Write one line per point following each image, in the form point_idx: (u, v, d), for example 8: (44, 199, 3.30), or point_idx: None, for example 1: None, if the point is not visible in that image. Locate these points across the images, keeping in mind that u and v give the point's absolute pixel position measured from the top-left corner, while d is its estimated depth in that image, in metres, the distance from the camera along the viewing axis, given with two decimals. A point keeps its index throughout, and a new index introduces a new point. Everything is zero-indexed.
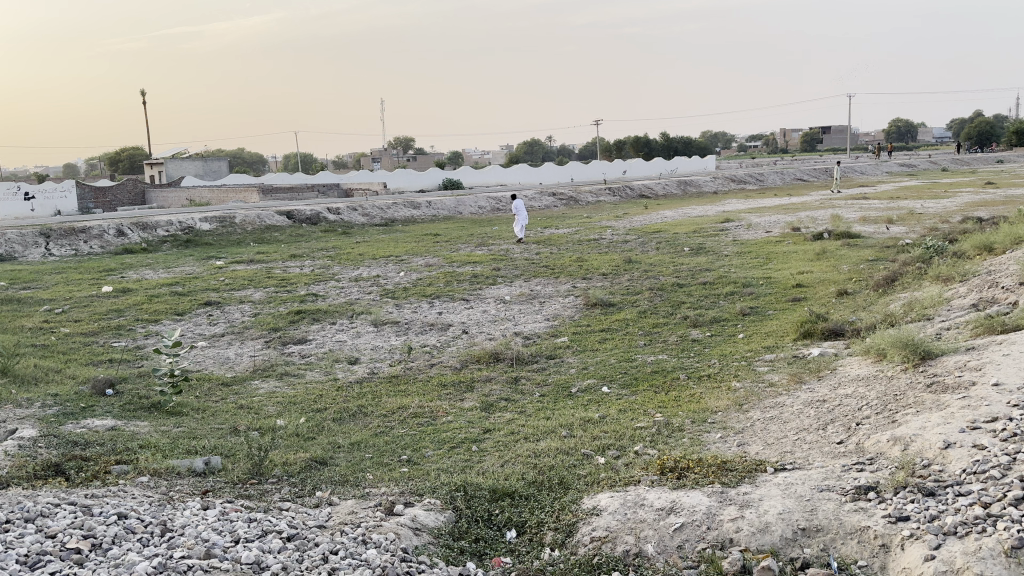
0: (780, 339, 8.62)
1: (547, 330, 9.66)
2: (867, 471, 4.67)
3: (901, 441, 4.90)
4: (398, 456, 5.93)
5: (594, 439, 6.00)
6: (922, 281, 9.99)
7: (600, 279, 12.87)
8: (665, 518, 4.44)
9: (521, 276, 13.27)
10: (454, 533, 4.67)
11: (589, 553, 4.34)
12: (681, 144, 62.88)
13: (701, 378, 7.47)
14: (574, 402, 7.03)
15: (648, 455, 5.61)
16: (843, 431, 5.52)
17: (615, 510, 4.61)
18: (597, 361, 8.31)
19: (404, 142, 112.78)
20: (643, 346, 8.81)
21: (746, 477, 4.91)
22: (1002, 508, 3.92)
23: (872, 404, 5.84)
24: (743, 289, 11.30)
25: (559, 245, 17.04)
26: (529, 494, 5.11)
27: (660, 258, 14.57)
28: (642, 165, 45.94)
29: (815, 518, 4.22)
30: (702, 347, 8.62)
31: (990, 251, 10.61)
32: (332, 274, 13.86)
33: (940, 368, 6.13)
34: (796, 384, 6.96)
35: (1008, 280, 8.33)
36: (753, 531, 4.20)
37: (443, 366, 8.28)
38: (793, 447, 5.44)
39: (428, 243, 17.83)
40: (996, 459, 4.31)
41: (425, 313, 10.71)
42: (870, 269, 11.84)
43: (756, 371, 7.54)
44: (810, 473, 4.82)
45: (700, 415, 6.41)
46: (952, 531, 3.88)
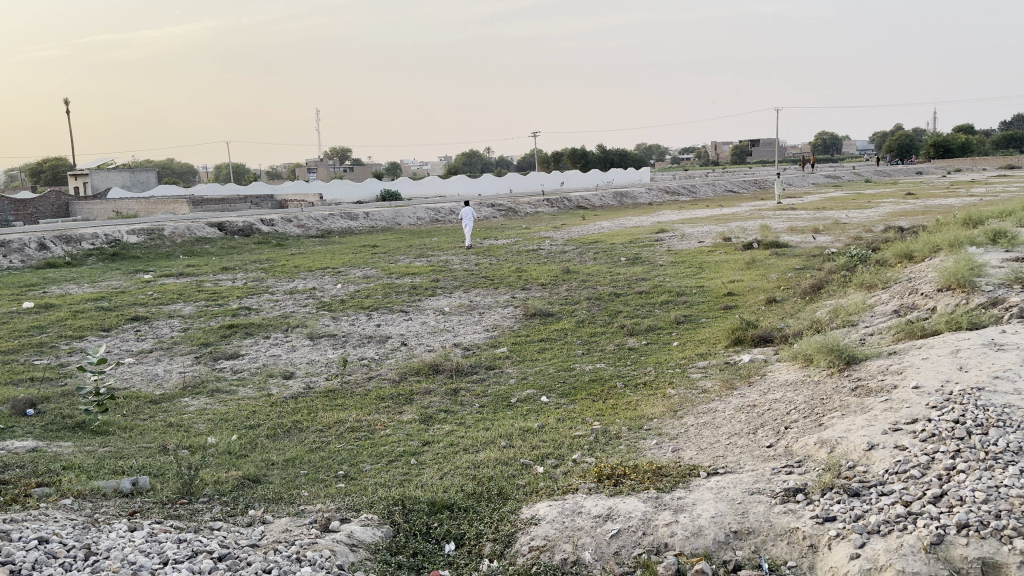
0: (713, 345, 8.81)
1: (487, 341, 9.66)
2: (795, 474, 4.80)
3: (827, 444, 5.06)
4: (334, 471, 5.83)
5: (533, 449, 6.02)
6: (847, 288, 10.35)
7: (539, 289, 12.95)
8: (602, 524, 4.47)
9: (460, 287, 13.24)
10: (391, 548, 4.61)
11: (528, 562, 4.33)
12: (618, 156, 63.84)
13: (638, 386, 7.58)
14: (513, 412, 7.04)
15: (586, 462, 5.65)
16: (772, 435, 5.66)
17: (553, 519, 4.63)
18: (536, 371, 8.35)
19: (341, 154, 111.14)
20: (582, 355, 8.89)
21: (680, 482, 4.99)
22: (922, 506, 4.06)
23: (800, 408, 6.02)
24: (678, 297, 11.52)
25: (498, 256, 17.06)
26: (468, 506, 5.08)
27: (597, 268, 14.74)
28: (579, 176, 46.38)
29: (747, 521, 4.32)
30: (638, 355, 8.74)
31: (910, 259, 11.06)
32: (266, 287, 13.60)
33: (864, 372, 6.36)
34: (728, 390, 7.11)
35: (927, 287, 8.68)
36: (687, 535, 4.26)
37: (381, 379, 8.19)
38: (726, 451, 5.56)
39: (365, 255, 17.67)
40: (916, 459, 4.48)
41: (362, 325, 10.60)
42: (797, 278, 12.21)
43: (690, 377, 7.69)
44: (741, 477, 4.93)
45: (636, 422, 6.49)
46: (876, 530, 4.00)
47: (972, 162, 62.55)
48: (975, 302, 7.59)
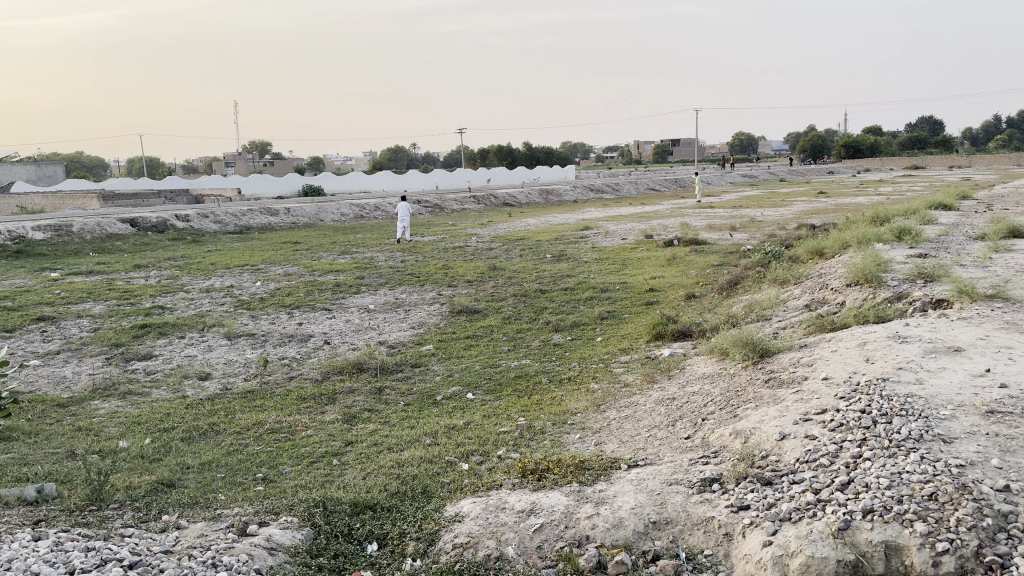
0: (635, 340, 8.98)
1: (412, 338, 9.60)
2: (712, 464, 4.94)
3: (741, 435, 5.22)
4: (253, 474, 5.69)
5: (458, 446, 6.01)
6: (762, 284, 10.70)
7: (465, 286, 12.93)
8: (525, 519, 4.50)
9: (385, 285, 13.11)
10: (312, 550, 4.52)
11: (451, 560, 4.30)
12: (543, 154, 64.29)
13: (562, 381, 7.65)
14: (439, 410, 7.01)
15: (511, 458, 5.68)
16: (690, 426, 5.81)
17: (477, 515, 4.62)
18: (462, 368, 8.34)
19: (261, 147, 108.24)
20: (507, 351, 8.92)
21: (602, 475, 5.06)
22: (830, 494, 4.21)
23: (716, 400, 6.20)
24: (602, 294, 11.68)
25: (423, 253, 16.95)
26: (391, 505, 5.03)
27: (523, 265, 14.82)
28: (505, 173, 46.47)
29: (665, 511, 4.41)
30: (563, 351, 8.83)
31: (821, 256, 11.51)
32: (182, 285, 13.16)
33: (777, 365, 6.60)
34: (649, 383, 7.27)
35: (836, 282, 9.05)
36: (608, 527, 4.32)
37: (302, 379, 8.03)
38: (646, 444, 5.68)
39: (286, 251, 17.30)
40: (825, 448, 4.65)
41: (283, 324, 10.38)
42: (716, 273, 12.55)
43: (613, 372, 7.81)
44: (660, 468, 5.04)
45: (560, 417, 6.56)
46: (787, 517, 4.13)
47: (879, 163, 65.49)
48: (882, 296, 7.95)
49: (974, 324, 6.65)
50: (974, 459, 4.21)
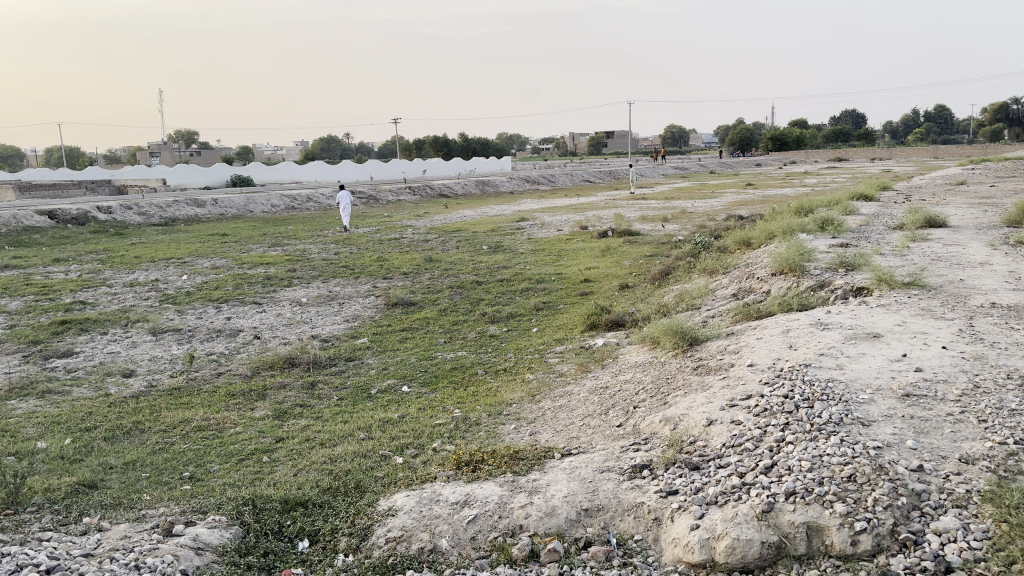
0: (569, 330, 9.06)
1: (346, 331, 9.48)
2: (642, 451, 5.02)
3: (671, 421, 5.33)
4: (179, 473, 5.54)
5: (393, 439, 5.97)
6: (692, 273, 10.93)
7: (401, 277, 12.83)
8: (459, 511, 4.48)
9: (318, 277, 12.90)
10: (241, 549, 4.42)
11: (384, 554, 4.25)
12: (479, 144, 64.17)
13: (497, 372, 7.67)
14: (373, 403, 6.94)
15: (446, 450, 5.66)
16: (622, 415, 5.90)
17: (411, 509, 4.59)
18: (397, 360, 8.27)
19: (188, 137, 105.02)
20: (443, 343, 8.89)
21: (536, 464, 5.10)
22: (754, 477, 4.31)
23: (647, 388, 6.31)
24: (537, 285, 11.74)
25: (358, 245, 16.75)
26: (323, 502, 4.96)
27: (460, 256, 14.78)
28: (441, 164, 46.19)
29: (597, 498, 4.46)
30: (498, 342, 8.84)
31: (748, 245, 11.82)
32: (104, 279, 12.70)
33: (705, 353, 6.76)
34: (582, 372, 7.35)
35: (762, 271, 9.30)
36: (541, 516, 4.35)
37: (231, 375, 7.85)
38: (579, 432, 5.73)
39: (214, 244, 16.86)
40: (750, 433, 4.77)
41: (211, 318, 10.12)
42: (648, 264, 12.75)
43: (548, 362, 7.86)
44: (592, 456, 5.10)
45: (495, 408, 6.57)
46: (714, 501, 4.21)
47: (804, 155, 67.35)
48: (805, 285, 8.21)
49: (891, 311, 6.92)
50: (890, 440, 4.38)
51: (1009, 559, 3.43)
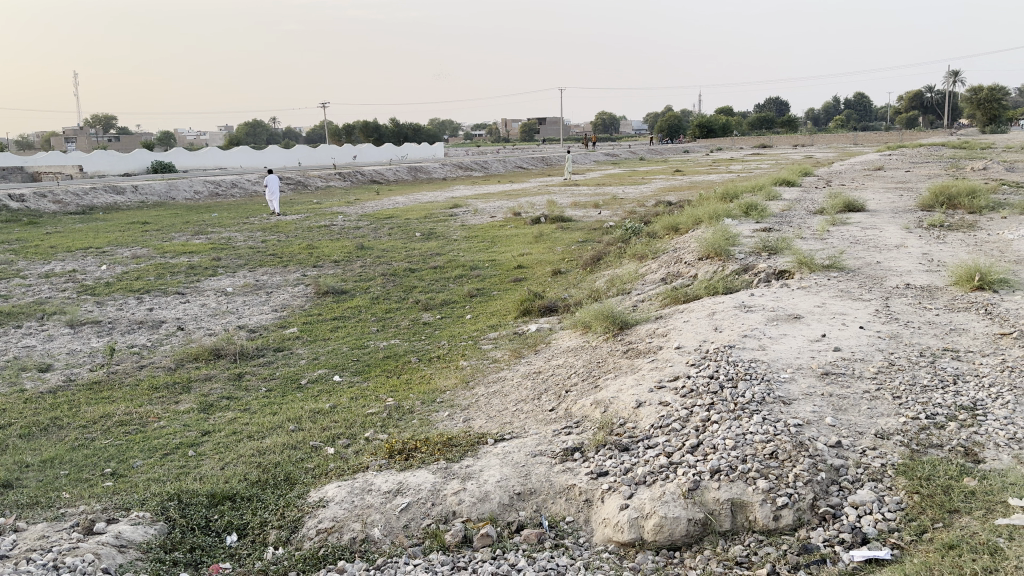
0: (503, 317, 9.08)
1: (275, 321, 9.30)
2: (574, 434, 5.09)
3: (601, 404, 5.41)
4: (100, 470, 5.35)
5: (323, 430, 5.89)
6: (623, 259, 11.09)
7: (331, 265, 12.64)
8: (392, 500, 4.45)
9: (244, 266, 12.61)
10: (166, 545, 4.29)
11: (315, 546, 4.19)
12: (411, 130, 63.55)
13: (431, 360, 7.65)
14: (304, 394, 6.84)
15: (378, 439, 5.62)
16: (555, 399, 5.97)
17: (342, 499, 4.54)
18: (327, 350, 8.16)
19: (105, 122, 100.99)
20: (376, 331, 8.81)
21: (469, 450, 5.11)
22: (681, 456, 4.41)
23: (579, 372, 6.40)
24: (470, 272, 11.71)
25: (286, 232, 16.42)
26: (251, 495, 4.87)
27: (392, 243, 14.66)
28: (371, 150, 45.56)
29: (529, 482, 4.50)
30: (432, 329, 8.81)
31: (677, 231, 12.05)
32: (16, 270, 12.14)
33: (635, 336, 6.88)
34: (516, 358, 7.40)
35: (689, 256, 9.50)
36: (474, 502, 4.36)
37: (154, 367, 7.62)
38: (513, 418, 5.76)
39: (134, 232, 16.28)
40: (677, 413, 4.88)
41: (132, 310, 9.79)
42: (580, 249, 12.89)
43: (481, 349, 7.87)
44: (524, 441, 5.14)
45: (429, 395, 6.55)
46: (642, 481, 4.29)
47: (730, 142, 68.84)
48: (730, 268, 8.42)
49: (812, 293, 7.16)
50: (810, 418, 4.54)
51: (921, 529, 3.61)
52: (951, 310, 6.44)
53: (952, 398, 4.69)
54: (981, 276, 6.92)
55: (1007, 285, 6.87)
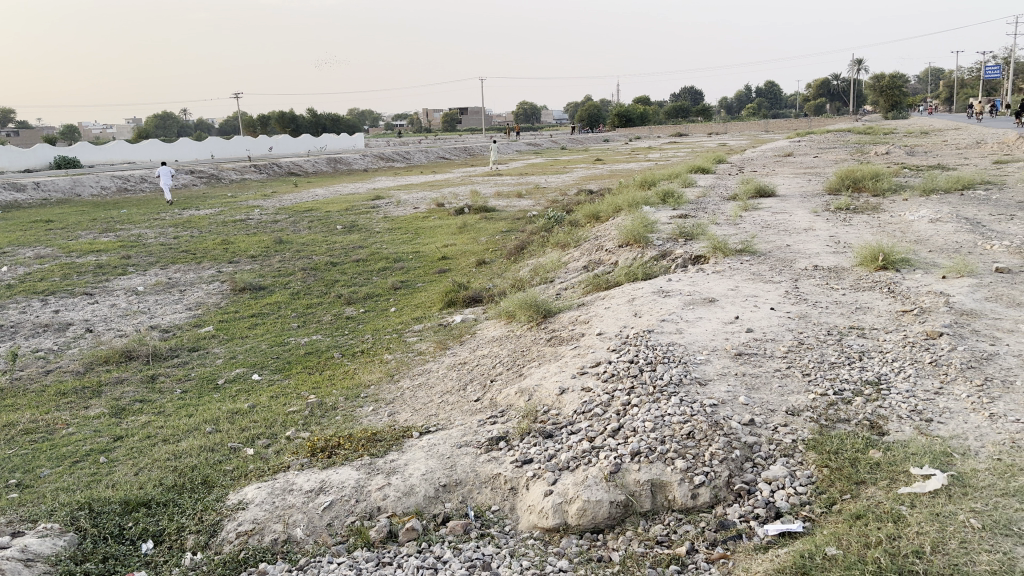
0: (427, 309, 9.02)
1: (190, 320, 9.01)
2: (499, 423, 5.11)
3: (526, 393, 5.45)
4: (3, 482, 5.09)
5: (242, 431, 5.75)
6: (546, 248, 11.17)
7: (248, 261, 12.31)
8: (314, 499, 4.37)
9: (156, 264, 12.17)
10: (77, 557, 4.11)
11: (235, 549, 4.09)
12: (330, 120, 62.43)
13: (354, 354, 7.55)
14: (221, 394, 6.65)
15: (300, 438, 5.52)
16: (480, 389, 5.98)
17: (262, 501, 4.43)
18: (246, 348, 7.96)
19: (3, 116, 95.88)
20: (296, 327, 8.64)
21: (393, 445, 5.06)
22: (603, 441, 4.47)
23: (504, 361, 6.42)
24: (394, 264, 11.60)
25: (200, 228, 15.92)
26: (168, 500, 4.71)
27: (312, 237, 14.38)
28: (287, 141, 44.51)
29: (454, 473, 4.49)
30: (355, 324, 8.68)
31: (598, 218, 12.21)
32: None
33: (558, 324, 6.95)
34: (441, 350, 7.36)
35: (610, 243, 9.64)
36: (399, 496, 4.32)
37: (61, 372, 7.28)
38: (438, 410, 5.74)
39: (36, 231, 15.51)
40: (600, 398, 4.95)
41: (35, 313, 9.33)
42: (504, 239, 12.91)
43: (406, 342, 7.81)
44: (450, 432, 5.13)
45: (352, 391, 6.46)
46: (566, 466, 4.34)
47: (648, 131, 70.07)
48: (649, 255, 8.58)
49: (726, 277, 7.36)
50: (725, 398, 4.67)
51: (830, 501, 3.75)
52: (856, 289, 6.71)
53: (858, 373, 4.91)
54: (884, 257, 7.24)
55: (908, 265, 7.20)
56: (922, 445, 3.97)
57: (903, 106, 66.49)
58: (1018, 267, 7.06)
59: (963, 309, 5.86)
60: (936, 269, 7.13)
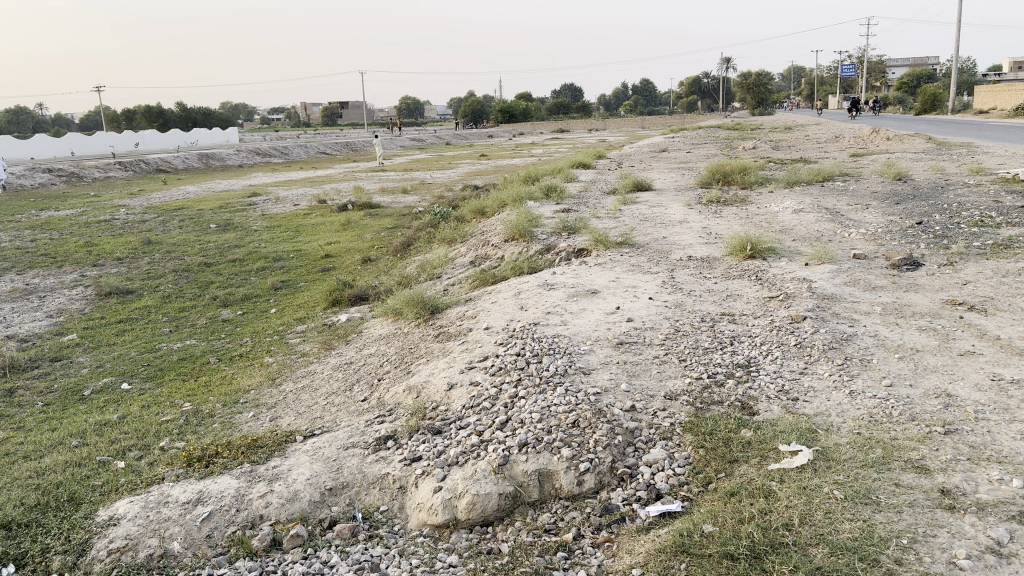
0: (311, 308, 8.82)
1: (50, 329, 8.44)
2: (386, 422, 5.05)
3: (414, 390, 5.41)
4: None
5: (112, 443, 5.44)
6: (432, 244, 11.13)
7: (115, 264, 11.64)
8: (192, 510, 4.19)
9: (10, 269, 11.31)
10: None
11: (107, 568, 3.87)
12: (203, 115, 59.83)
13: (233, 359, 7.28)
14: (87, 406, 6.27)
15: (175, 448, 5.27)
16: (367, 389, 5.89)
17: (135, 515, 4.21)
18: (114, 356, 7.54)
19: None
20: (169, 332, 8.24)
21: (275, 450, 4.91)
22: (491, 434, 4.49)
23: (391, 360, 6.36)
24: (273, 263, 11.26)
25: (61, 229, 14.92)
26: (29, 521, 4.39)
27: (184, 236, 13.75)
28: (156, 136, 42.38)
29: (341, 476, 4.41)
30: (233, 327, 8.37)
31: (483, 214, 12.26)
32: None
33: (445, 320, 6.95)
34: (326, 350, 7.21)
35: (496, 238, 9.71)
36: (283, 503, 4.21)
37: None
38: (323, 412, 5.62)
39: None
40: (487, 392, 4.98)
41: None
42: (389, 236, 12.77)
43: (288, 344, 7.59)
44: (336, 434, 5.03)
45: (231, 397, 6.23)
46: (454, 462, 4.34)
47: (532, 127, 70.98)
48: (534, 249, 8.69)
49: (608, 268, 7.56)
50: (608, 386, 4.80)
51: (706, 480, 3.92)
52: (728, 278, 7.04)
53: (730, 357, 5.16)
54: (752, 246, 7.62)
55: (773, 254, 7.62)
56: (789, 423, 4.22)
57: (769, 102, 70.16)
58: (872, 254, 7.59)
59: (824, 294, 6.26)
60: (799, 257, 7.58)
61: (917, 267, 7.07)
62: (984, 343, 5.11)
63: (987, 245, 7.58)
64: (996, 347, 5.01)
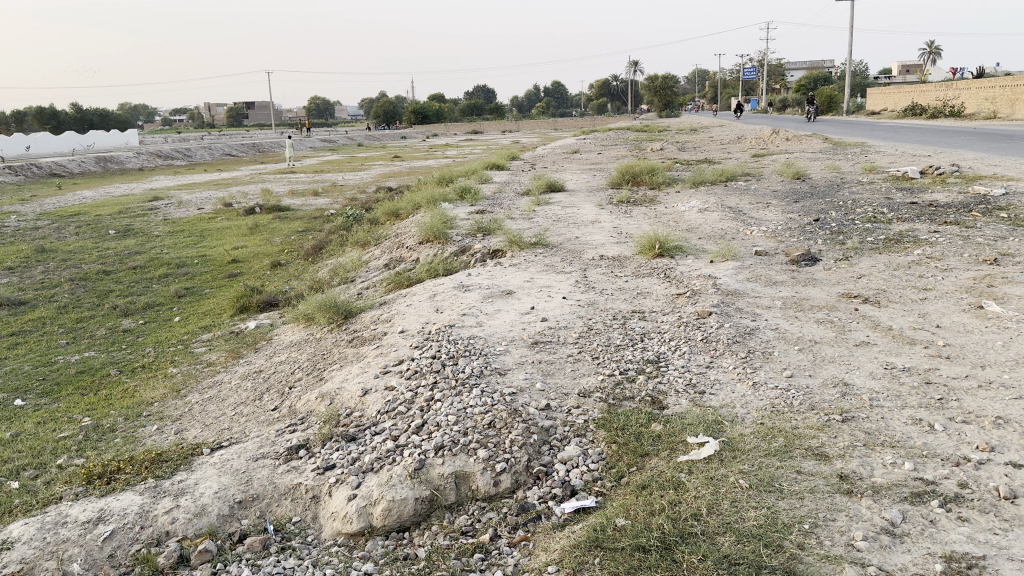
0: (218, 316, 8.56)
1: None
2: (299, 431, 4.96)
3: (327, 397, 5.33)
4: None
5: (3, 464, 5.15)
6: (344, 247, 10.98)
7: (5, 274, 11.02)
8: (92, 530, 4.02)
9: None
10: None
11: None
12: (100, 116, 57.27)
13: (135, 370, 7.00)
14: None
15: (73, 466, 5.04)
16: (278, 397, 5.77)
17: (30, 538, 4.01)
18: (5, 371, 7.14)
19: None
20: (65, 345, 7.86)
21: (181, 464, 4.76)
22: (407, 438, 4.47)
23: (303, 366, 6.25)
24: (177, 270, 10.88)
25: None
26: None
27: (81, 244, 13.14)
28: (48, 139, 40.36)
29: (251, 488, 4.31)
30: (134, 337, 8.05)
31: (397, 216, 12.18)
32: None
33: (359, 324, 6.87)
34: (233, 359, 7.02)
35: (410, 240, 9.65)
36: (189, 518, 4.08)
37: None
38: (232, 423, 5.47)
39: None
40: (402, 396, 4.95)
41: None
42: (299, 240, 12.53)
43: (193, 353, 7.35)
44: (245, 445, 4.90)
45: (133, 410, 5.99)
46: (369, 468, 4.30)
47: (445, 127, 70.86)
48: (449, 250, 8.69)
49: (522, 269, 7.63)
50: (523, 386, 4.85)
51: (619, 475, 4.01)
52: (638, 276, 7.20)
53: (640, 353, 5.30)
54: (660, 245, 7.81)
55: (680, 252, 7.85)
56: (697, 416, 4.37)
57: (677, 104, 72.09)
58: (773, 250, 7.91)
59: (728, 290, 6.48)
60: (704, 254, 7.83)
61: (815, 262, 7.40)
62: (878, 333, 5.40)
63: (879, 240, 8.00)
64: (888, 338, 5.30)
